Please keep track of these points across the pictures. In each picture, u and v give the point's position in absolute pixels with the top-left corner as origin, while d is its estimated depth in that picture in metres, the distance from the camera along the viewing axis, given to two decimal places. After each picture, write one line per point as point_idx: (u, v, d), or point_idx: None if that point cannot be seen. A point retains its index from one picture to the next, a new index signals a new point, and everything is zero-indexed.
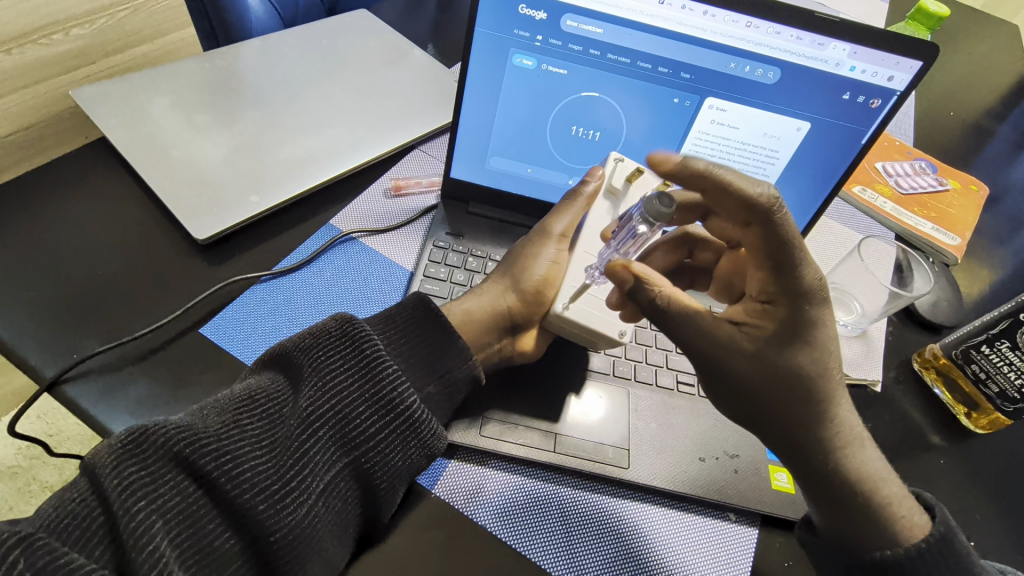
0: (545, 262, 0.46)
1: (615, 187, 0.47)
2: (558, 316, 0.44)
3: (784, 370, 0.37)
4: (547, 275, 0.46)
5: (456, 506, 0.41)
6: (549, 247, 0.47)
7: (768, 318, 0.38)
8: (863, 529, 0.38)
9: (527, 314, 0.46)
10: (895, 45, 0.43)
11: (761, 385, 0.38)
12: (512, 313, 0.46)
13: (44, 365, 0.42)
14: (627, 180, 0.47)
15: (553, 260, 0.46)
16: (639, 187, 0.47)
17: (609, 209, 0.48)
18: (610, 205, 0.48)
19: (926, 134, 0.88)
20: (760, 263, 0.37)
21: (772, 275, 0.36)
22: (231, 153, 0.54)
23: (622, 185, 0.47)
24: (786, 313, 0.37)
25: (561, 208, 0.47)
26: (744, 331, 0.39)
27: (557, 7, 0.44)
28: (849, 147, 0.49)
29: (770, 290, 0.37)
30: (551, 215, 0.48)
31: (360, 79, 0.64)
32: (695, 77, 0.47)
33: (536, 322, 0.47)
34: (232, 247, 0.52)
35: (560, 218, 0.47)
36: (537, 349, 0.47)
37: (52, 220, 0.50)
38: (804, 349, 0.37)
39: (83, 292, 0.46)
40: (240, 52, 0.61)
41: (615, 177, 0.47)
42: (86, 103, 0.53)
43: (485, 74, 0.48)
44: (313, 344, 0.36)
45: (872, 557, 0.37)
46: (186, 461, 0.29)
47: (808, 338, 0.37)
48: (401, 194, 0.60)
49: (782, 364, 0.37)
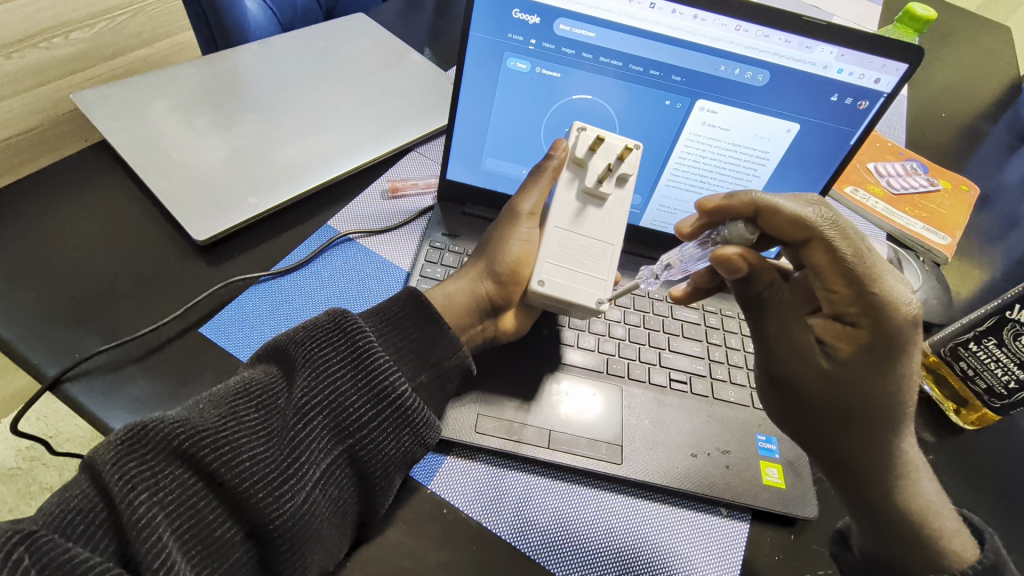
0: (518, 242, 0.44)
1: (580, 158, 0.45)
2: (536, 292, 0.42)
3: (859, 394, 0.38)
4: (521, 256, 0.43)
5: (452, 501, 0.42)
6: (522, 226, 0.44)
7: (850, 342, 0.39)
8: (899, 543, 0.37)
9: (505, 296, 0.44)
10: (881, 48, 0.44)
11: (834, 406, 0.40)
12: (490, 299, 0.45)
13: (46, 364, 0.42)
14: (591, 149, 0.45)
15: (526, 240, 0.44)
16: (603, 153, 0.45)
17: (574, 181, 0.45)
18: (576, 176, 0.45)
19: (919, 135, 0.90)
20: (840, 280, 0.38)
21: (854, 291, 0.37)
22: (230, 156, 0.55)
23: (587, 155, 0.45)
24: (870, 338, 0.37)
25: (528, 186, 0.45)
26: (825, 350, 0.40)
27: (550, 12, 0.45)
28: (838, 148, 0.50)
29: (854, 310, 0.38)
30: (518, 195, 0.45)
31: (357, 82, 0.65)
32: (686, 80, 0.48)
33: (513, 303, 0.46)
34: (231, 248, 0.52)
35: (527, 196, 0.44)
36: (519, 325, 0.47)
37: (52, 222, 0.50)
38: (893, 368, 0.37)
39: (84, 292, 0.47)
40: (239, 56, 0.62)
41: (578, 147, 0.45)
42: (87, 107, 0.54)
43: (479, 77, 0.49)
44: (306, 337, 0.36)
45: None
46: (185, 453, 0.30)
47: (892, 361, 0.37)
48: (398, 196, 0.60)
49: (871, 379, 0.38)
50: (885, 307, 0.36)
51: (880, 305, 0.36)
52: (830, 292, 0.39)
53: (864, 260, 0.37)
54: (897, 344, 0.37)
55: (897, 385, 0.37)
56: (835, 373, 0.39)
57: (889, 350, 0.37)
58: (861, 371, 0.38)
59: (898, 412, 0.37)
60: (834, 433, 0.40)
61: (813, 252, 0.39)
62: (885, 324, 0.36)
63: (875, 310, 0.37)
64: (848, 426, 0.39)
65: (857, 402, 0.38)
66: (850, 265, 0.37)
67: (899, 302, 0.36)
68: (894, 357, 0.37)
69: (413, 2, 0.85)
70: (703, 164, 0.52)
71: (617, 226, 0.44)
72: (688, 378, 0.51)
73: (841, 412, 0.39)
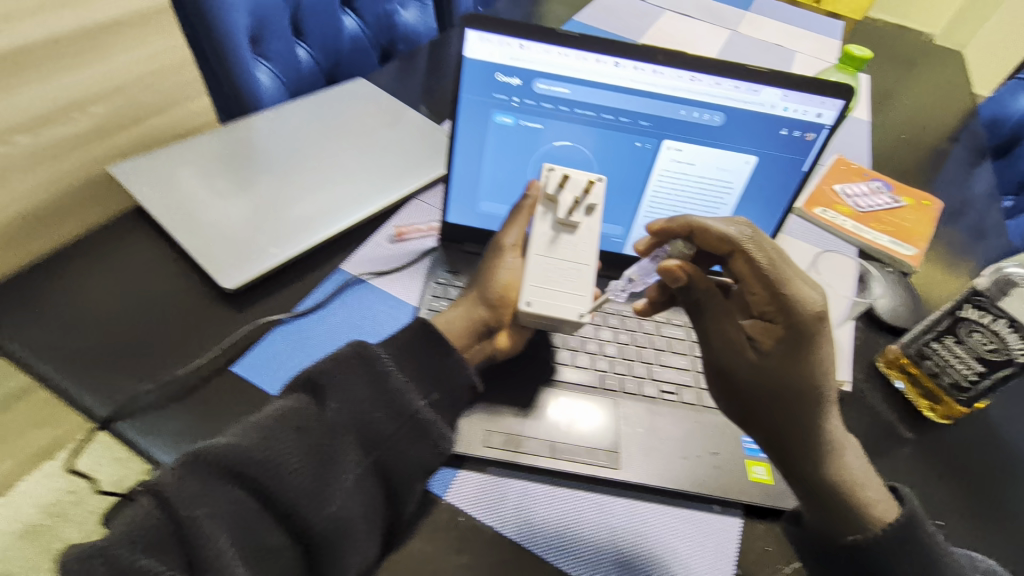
0: (504, 271, 0.49)
1: (551, 195, 0.51)
2: (525, 312, 0.46)
3: (781, 383, 0.43)
4: (509, 283, 0.49)
5: (467, 510, 0.46)
6: (507, 257, 0.50)
7: (771, 337, 0.44)
8: (833, 514, 0.41)
9: (498, 319, 0.50)
10: (818, 88, 0.51)
11: (763, 395, 0.45)
12: (485, 322, 0.49)
13: (97, 406, 0.47)
14: (560, 186, 0.51)
15: (512, 269, 0.49)
16: (570, 188, 0.52)
17: (548, 215, 0.51)
18: (550, 211, 0.51)
19: (880, 157, 0.97)
20: (760, 285, 0.44)
21: (771, 294, 0.43)
22: (252, 213, 0.61)
23: (557, 191, 0.51)
24: (787, 333, 0.43)
25: (509, 222, 0.51)
26: (754, 345, 0.45)
27: (529, 74, 0.53)
28: (793, 174, 0.56)
29: (771, 310, 0.44)
30: (503, 230, 0.51)
31: (363, 141, 0.72)
32: (652, 124, 0.54)
33: (507, 324, 0.51)
34: (256, 294, 0.58)
35: (509, 230, 0.50)
36: (513, 343, 0.52)
37: (96, 279, 0.56)
38: (808, 356, 0.43)
39: (127, 340, 0.52)
40: (256, 125, 0.70)
41: (549, 185, 0.51)
42: (124, 178, 0.61)
43: (471, 131, 0.56)
44: (332, 366, 0.41)
45: (845, 541, 0.39)
46: (235, 471, 0.36)
47: (804, 353, 0.43)
48: (404, 239, 0.66)
49: (791, 367, 0.43)
50: (796, 307, 0.42)
51: (792, 304, 0.42)
52: (752, 295, 0.45)
53: (778, 267, 0.43)
54: (807, 337, 0.42)
55: (818, 374, 0.43)
56: (761, 364, 0.45)
57: (802, 343, 0.43)
58: (782, 360, 0.43)
59: (816, 395, 0.43)
60: (787, 429, 0.43)
61: (737, 262, 0.45)
62: (797, 319, 0.42)
63: (789, 309, 0.42)
64: (776, 411, 0.44)
65: (779, 389, 0.44)
66: (767, 273, 0.43)
67: (806, 303, 0.42)
68: (806, 348, 0.43)
69: (407, 65, 0.94)
70: (675, 196, 0.58)
71: (591, 248, 0.49)
72: (677, 389, 0.55)
73: (769, 399, 0.44)
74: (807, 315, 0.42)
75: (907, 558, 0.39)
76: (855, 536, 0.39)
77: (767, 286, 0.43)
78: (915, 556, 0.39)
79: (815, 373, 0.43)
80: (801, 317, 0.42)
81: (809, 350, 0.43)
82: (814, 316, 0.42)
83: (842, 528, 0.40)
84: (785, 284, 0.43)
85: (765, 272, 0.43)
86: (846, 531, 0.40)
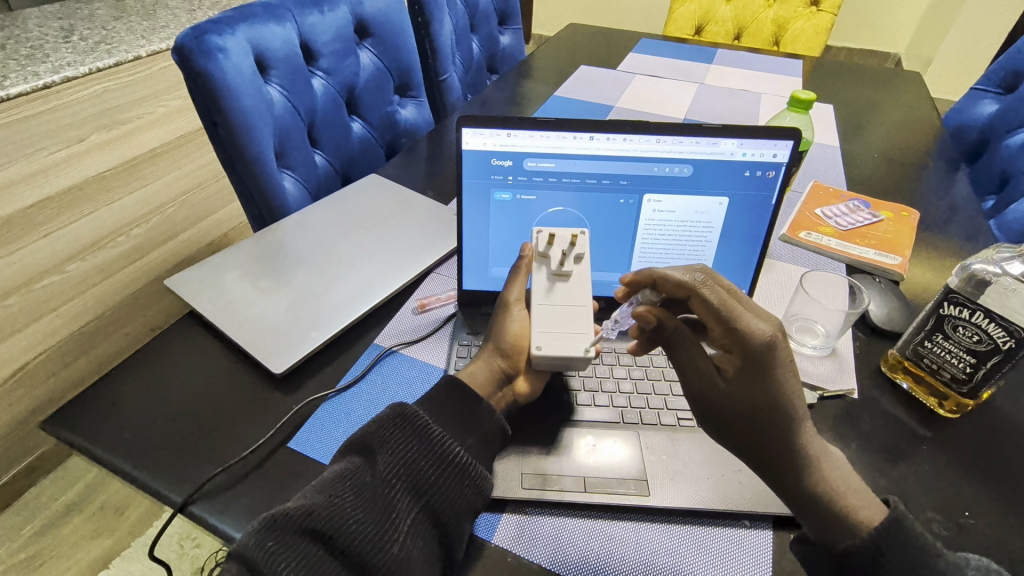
0: (514, 322, 0.56)
1: (544, 253, 0.57)
2: (538, 356, 0.52)
3: (751, 404, 0.47)
4: (518, 333, 0.55)
5: (514, 550, 0.49)
6: (514, 311, 0.56)
7: (732, 364, 0.48)
8: (828, 524, 0.45)
9: (514, 365, 0.55)
10: (769, 133, 0.59)
11: (739, 417, 0.48)
12: (503, 370, 0.55)
13: (174, 492, 0.53)
14: (549, 244, 0.58)
15: (520, 320, 0.56)
16: (557, 244, 0.58)
17: (544, 269, 0.57)
18: (546, 266, 0.57)
19: (854, 178, 1.04)
20: (716, 321, 0.47)
21: (725, 328, 0.47)
22: (291, 304, 0.69)
23: (547, 248, 0.58)
24: (744, 360, 0.46)
25: (510, 281, 0.57)
26: (719, 372, 0.49)
27: (519, 156, 0.61)
28: (764, 207, 0.63)
29: (727, 341, 0.47)
30: (505, 288, 0.58)
31: (380, 229, 0.81)
32: (631, 182, 0.62)
33: (523, 369, 0.56)
34: (301, 375, 0.64)
35: (511, 287, 0.57)
36: (532, 386, 0.57)
37: (161, 379, 0.63)
38: (772, 382, 0.46)
39: (193, 430, 0.58)
40: (287, 227, 0.79)
41: (540, 245, 0.58)
42: (180, 289, 0.69)
43: (475, 209, 0.64)
44: (378, 427, 0.47)
45: (842, 549, 0.43)
46: (308, 526, 0.41)
47: (766, 376, 0.46)
48: (426, 310, 0.73)
49: (760, 393, 0.46)
50: (745, 337, 0.46)
51: (743, 334, 0.46)
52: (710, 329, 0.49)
53: (726, 304, 0.46)
54: (764, 362, 0.46)
55: (784, 391, 0.46)
56: (727, 389, 0.48)
57: (761, 368, 0.46)
58: (746, 384, 0.47)
59: (787, 415, 0.46)
60: (769, 442, 0.47)
61: (693, 303, 0.48)
62: (754, 351, 0.45)
63: (740, 340, 0.46)
64: (755, 431, 0.47)
65: (749, 410, 0.47)
66: (718, 310, 0.46)
67: (755, 332, 0.45)
68: (766, 372, 0.46)
69: (411, 156, 1.05)
70: (662, 240, 0.65)
71: (585, 292, 0.56)
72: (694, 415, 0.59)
73: (746, 422, 0.48)
74: (759, 343, 0.45)
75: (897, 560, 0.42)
76: (849, 543, 0.43)
77: (718, 321, 0.47)
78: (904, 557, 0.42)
79: (783, 396, 0.46)
80: (753, 345, 0.45)
81: (771, 377, 0.46)
82: (765, 343, 0.45)
83: (837, 535, 0.44)
84: (733, 317, 0.46)
85: (714, 310, 0.47)
86: (841, 539, 0.44)
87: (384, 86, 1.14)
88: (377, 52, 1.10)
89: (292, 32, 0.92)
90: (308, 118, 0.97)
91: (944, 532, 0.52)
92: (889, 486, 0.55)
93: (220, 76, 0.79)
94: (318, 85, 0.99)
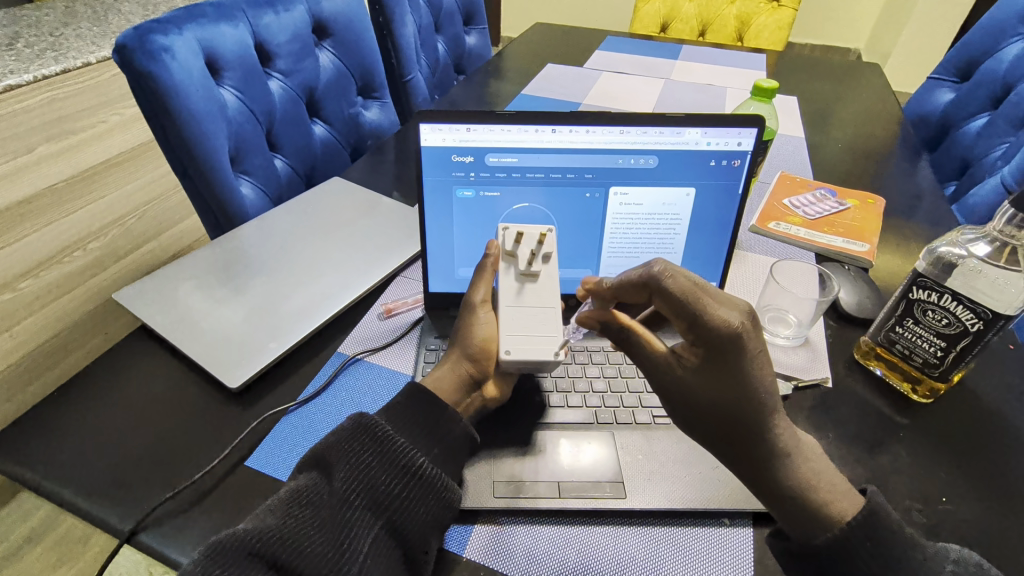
0: (480, 326, 0.53)
1: (510, 251, 0.55)
2: (506, 360, 0.51)
3: (719, 393, 0.45)
4: (486, 337, 0.53)
5: (486, 563, 0.47)
6: (480, 314, 0.53)
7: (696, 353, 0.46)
8: (805, 519, 0.44)
9: (483, 370, 0.53)
10: (732, 122, 0.58)
11: (705, 406, 0.46)
12: (471, 375, 0.53)
13: (121, 521, 0.49)
14: (516, 242, 0.56)
15: (487, 324, 0.53)
16: (526, 243, 0.56)
17: (510, 268, 0.55)
18: (511, 266, 0.55)
19: (820, 168, 1.05)
20: (677, 313, 0.44)
21: (688, 318, 0.44)
22: (248, 314, 0.65)
23: (514, 247, 0.56)
24: (707, 349, 0.44)
25: (476, 280, 0.55)
26: (682, 362, 0.47)
27: (480, 151, 0.59)
28: (731, 197, 0.62)
29: (689, 332, 0.45)
30: (471, 289, 0.55)
31: (343, 233, 0.78)
32: (596, 176, 0.61)
33: (492, 374, 0.54)
34: (260, 389, 0.61)
35: (477, 288, 0.54)
36: (502, 390, 0.55)
37: (107, 399, 0.59)
38: (740, 373, 0.44)
39: (142, 452, 0.54)
40: (243, 234, 0.76)
41: (507, 243, 0.56)
42: (128, 302, 0.65)
43: (438, 207, 0.62)
44: (337, 441, 0.45)
45: (818, 542, 0.43)
46: (259, 553, 0.39)
47: (733, 365, 0.44)
48: (392, 315, 0.71)
49: (729, 386, 0.45)
50: (709, 325, 0.43)
51: (706, 323, 0.43)
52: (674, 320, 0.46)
53: (690, 292, 0.44)
54: (729, 350, 0.43)
55: (754, 379, 0.44)
56: (691, 380, 0.46)
57: (727, 356, 0.44)
58: (710, 373, 0.45)
59: (757, 407, 0.44)
60: (740, 432, 0.45)
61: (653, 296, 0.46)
62: (720, 342, 0.43)
63: (702, 330, 0.43)
64: (724, 419, 0.46)
65: (714, 399, 0.46)
66: (680, 300, 0.44)
67: (718, 320, 0.43)
68: (732, 360, 0.44)
69: (376, 158, 1.02)
70: (631, 234, 0.64)
71: (554, 292, 0.54)
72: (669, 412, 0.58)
73: (713, 412, 0.46)
74: (724, 331, 0.43)
75: (869, 552, 0.42)
76: (824, 536, 0.43)
77: (680, 312, 0.44)
78: (876, 549, 0.42)
79: (752, 388, 0.44)
80: (716, 332, 0.43)
81: (740, 368, 0.44)
82: (730, 331, 0.43)
83: (813, 530, 0.43)
84: (698, 306, 0.43)
85: (675, 299, 0.44)
86: (817, 532, 0.43)
87: (346, 87, 1.10)
88: (337, 52, 1.07)
89: (245, 32, 0.89)
90: (265, 121, 0.94)
91: (923, 519, 0.51)
92: (866, 474, 0.55)
93: (167, 78, 0.76)
94: (276, 87, 0.95)
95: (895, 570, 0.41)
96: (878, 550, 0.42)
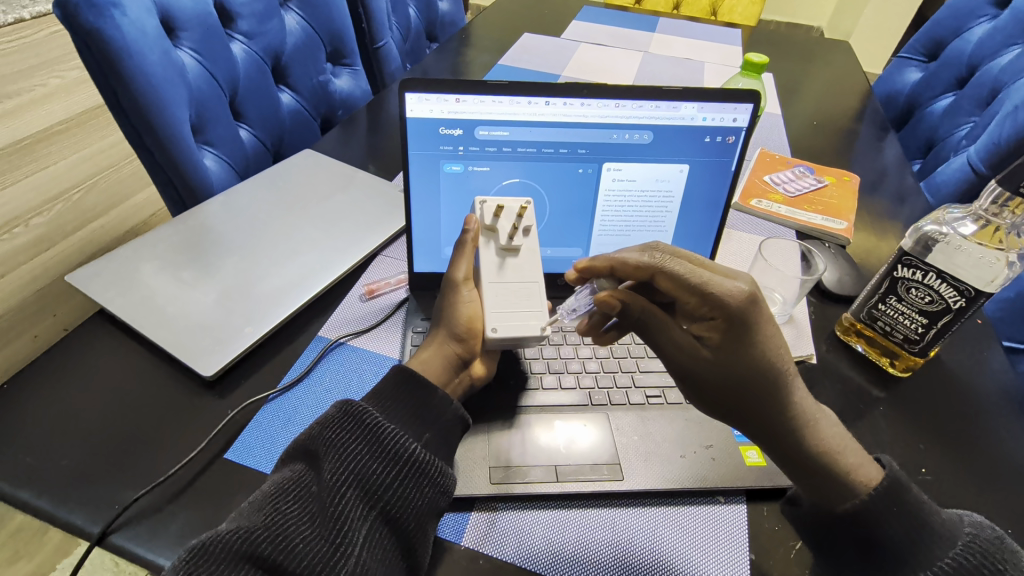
0: (464, 305, 0.51)
1: (489, 225, 0.53)
2: (492, 339, 0.49)
3: (740, 369, 0.45)
4: (471, 316, 0.50)
5: (485, 551, 0.46)
6: (462, 291, 0.51)
7: (713, 329, 0.45)
8: (827, 488, 0.44)
9: (470, 350, 0.51)
10: (728, 97, 0.56)
11: (730, 383, 0.46)
12: (458, 355, 0.51)
13: (89, 523, 0.46)
14: (495, 215, 0.53)
15: (471, 302, 0.51)
16: (505, 217, 0.54)
17: (490, 243, 0.53)
18: (491, 240, 0.53)
19: (798, 145, 1.06)
20: (687, 293, 0.45)
21: (700, 296, 0.44)
22: (220, 296, 0.61)
23: (494, 220, 0.53)
24: (725, 324, 0.44)
25: (456, 256, 0.52)
26: (702, 340, 0.46)
27: (470, 124, 0.56)
28: (725, 175, 0.61)
29: (704, 309, 0.45)
30: (450, 266, 0.52)
31: (319, 209, 0.74)
32: (590, 151, 0.58)
33: (478, 353, 0.52)
34: (236, 376, 0.58)
35: (458, 264, 0.51)
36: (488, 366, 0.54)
37: (66, 391, 0.54)
38: (754, 346, 0.44)
39: (109, 447, 0.51)
40: (209, 211, 0.71)
41: (486, 216, 0.53)
42: (83, 285, 0.60)
43: (424, 183, 0.59)
44: (324, 430, 0.42)
45: (841, 510, 0.42)
46: (249, 552, 0.36)
47: (750, 338, 0.44)
48: (375, 296, 0.68)
49: (741, 359, 0.44)
50: (725, 301, 0.43)
51: (720, 300, 0.43)
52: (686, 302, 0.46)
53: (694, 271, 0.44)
54: (745, 321, 0.43)
55: (770, 349, 0.44)
56: (715, 357, 0.46)
57: (745, 328, 0.43)
58: (729, 349, 0.45)
59: (774, 376, 0.44)
60: (763, 404, 0.45)
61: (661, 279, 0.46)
62: (734, 317, 0.43)
63: (719, 305, 0.43)
64: (750, 395, 0.45)
65: (735, 375, 0.45)
66: (687, 280, 0.44)
67: (730, 292, 0.43)
68: (750, 332, 0.44)
69: (348, 129, 0.97)
70: (623, 212, 0.62)
71: (536, 268, 0.52)
72: (662, 391, 0.58)
73: (736, 387, 0.46)
74: (737, 304, 0.43)
75: (895, 519, 0.41)
76: (848, 505, 0.42)
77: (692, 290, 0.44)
78: (900, 516, 0.41)
79: (772, 356, 0.44)
80: (731, 306, 0.43)
81: (757, 337, 0.44)
82: (743, 301, 0.43)
83: (836, 497, 0.43)
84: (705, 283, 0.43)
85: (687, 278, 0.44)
86: (839, 501, 0.43)
87: (315, 52, 1.04)
88: (304, 15, 1.00)
89: None
90: (228, 88, 0.87)
91: None
92: None
93: (117, 36, 0.68)
94: (238, 51, 0.88)
95: (918, 539, 0.40)
96: (898, 517, 0.41)
